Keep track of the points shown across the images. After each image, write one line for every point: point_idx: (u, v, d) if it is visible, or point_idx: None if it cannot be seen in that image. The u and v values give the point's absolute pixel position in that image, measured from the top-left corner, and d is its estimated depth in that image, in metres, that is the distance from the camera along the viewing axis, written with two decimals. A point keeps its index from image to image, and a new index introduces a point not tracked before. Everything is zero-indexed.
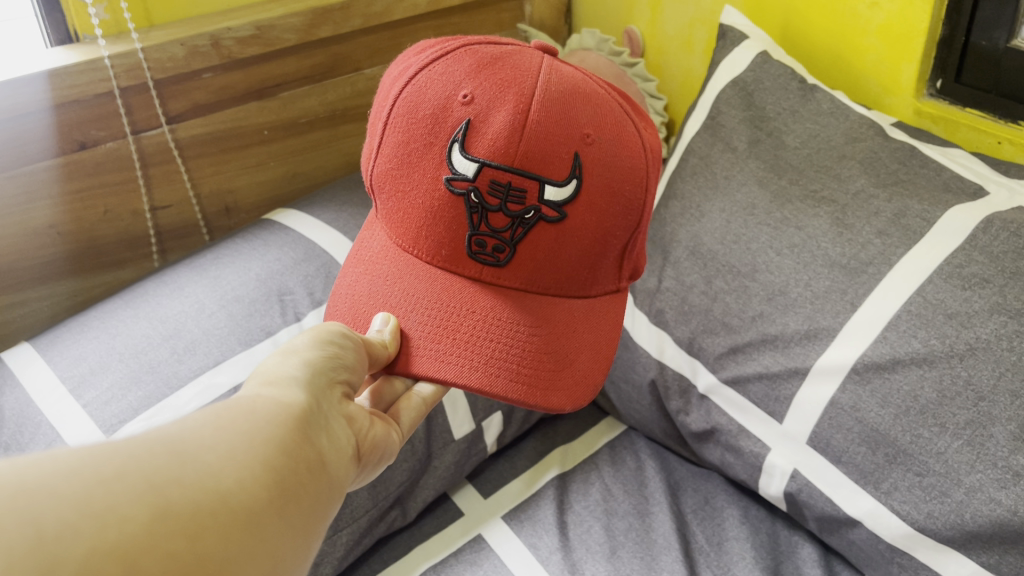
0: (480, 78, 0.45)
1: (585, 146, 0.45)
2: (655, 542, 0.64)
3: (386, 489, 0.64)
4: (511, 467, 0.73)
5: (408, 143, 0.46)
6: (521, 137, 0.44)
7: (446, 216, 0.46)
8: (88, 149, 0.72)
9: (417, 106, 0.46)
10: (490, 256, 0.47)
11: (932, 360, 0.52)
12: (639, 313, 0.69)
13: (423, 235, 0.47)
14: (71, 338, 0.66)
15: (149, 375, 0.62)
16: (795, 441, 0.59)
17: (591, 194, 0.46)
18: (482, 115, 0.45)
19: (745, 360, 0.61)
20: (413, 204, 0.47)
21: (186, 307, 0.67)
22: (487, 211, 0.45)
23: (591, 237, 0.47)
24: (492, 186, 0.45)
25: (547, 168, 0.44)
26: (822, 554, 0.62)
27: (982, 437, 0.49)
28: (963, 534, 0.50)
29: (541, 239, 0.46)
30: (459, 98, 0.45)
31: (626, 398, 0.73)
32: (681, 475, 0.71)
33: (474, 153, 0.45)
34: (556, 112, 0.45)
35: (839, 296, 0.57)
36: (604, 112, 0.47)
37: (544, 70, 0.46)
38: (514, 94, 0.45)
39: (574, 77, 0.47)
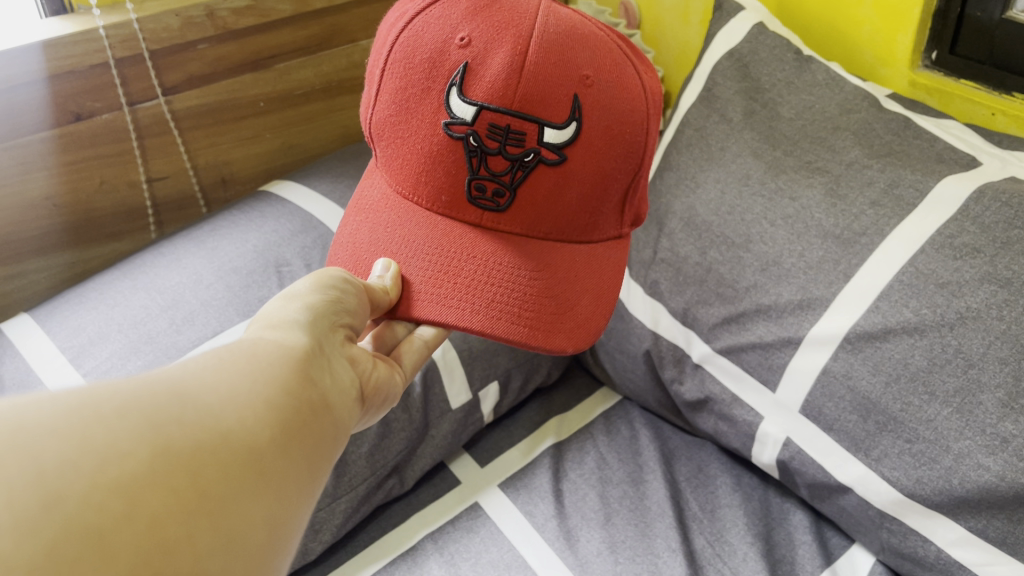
0: (477, 21, 0.46)
1: (584, 88, 0.45)
2: (649, 509, 0.65)
3: (385, 457, 0.65)
4: (507, 437, 0.74)
5: (407, 90, 0.47)
6: (518, 79, 0.44)
7: (446, 161, 0.46)
8: (83, 120, 0.72)
9: (415, 51, 0.46)
10: (490, 201, 0.47)
11: (922, 329, 0.52)
12: (637, 285, 0.70)
13: (424, 180, 0.48)
14: (70, 309, 0.66)
15: (149, 345, 0.62)
16: (789, 409, 0.60)
17: (590, 135, 0.46)
18: (478, 59, 0.45)
19: (739, 331, 0.62)
20: (413, 150, 0.47)
21: (184, 279, 0.67)
22: (487, 155, 0.46)
23: (590, 179, 0.47)
24: (491, 130, 0.45)
25: (545, 110, 0.45)
26: (814, 520, 0.64)
27: (971, 404, 0.50)
28: (951, 499, 0.52)
29: (541, 181, 0.46)
30: (456, 41, 0.45)
31: (620, 368, 0.74)
32: (675, 444, 0.72)
33: (473, 97, 0.45)
34: (552, 52, 0.45)
35: (832, 267, 0.57)
36: (602, 54, 0.47)
37: (542, 12, 0.46)
38: (511, 36, 0.45)
39: (572, 21, 0.47)
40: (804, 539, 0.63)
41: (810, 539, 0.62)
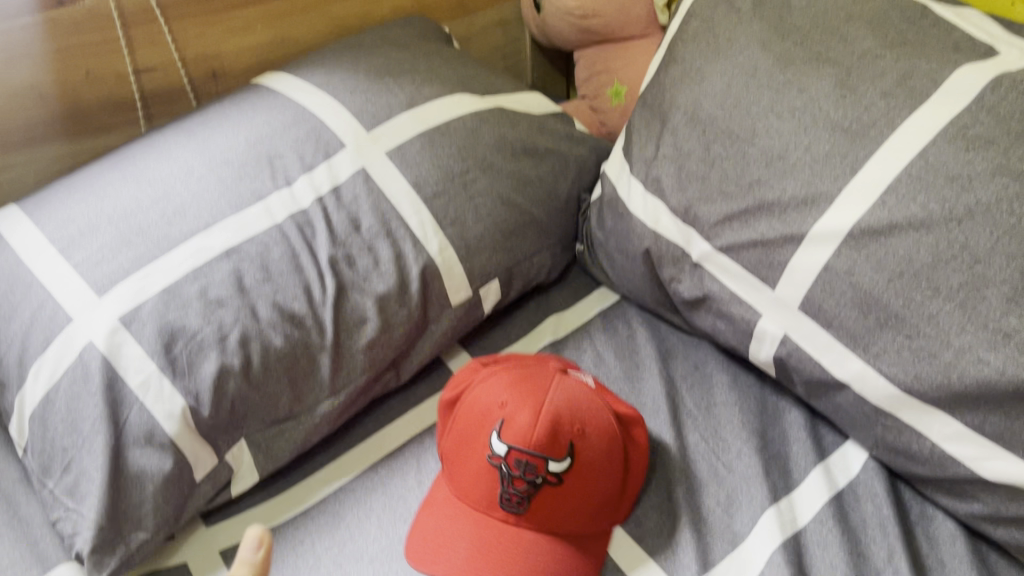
0: (511, 393, 0.57)
1: (578, 434, 0.55)
2: (645, 406, 0.66)
3: (382, 352, 0.65)
4: (504, 336, 0.74)
5: (457, 439, 0.58)
6: (535, 427, 0.54)
7: (485, 481, 0.56)
8: (66, 6, 0.69)
9: (466, 420, 0.58)
10: (515, 513, 0.55)
11: (930, 224, 0.51)
12: (636, 182, 0.69)
13: (470, 494, 0.57)
14: (58, 200, 0.64)
15: (139, 238, 0.61)
16: (789, 306, 0.59)
17: (586, 463, 0.55)
18: (509, 413, 0.55)
19: (741, 228, 0.61)
20: (463, 478, 0.57)
21: (175, 171, 0.66)
22: (513, 478, 0.55)
23: (590, 486, 0.55)
24: (517, 462, 0.54)
25: (553, 448, 0.54)
26: (809, 418, 0.64)
27: (975, 300, 0.50)
28: (948, 394, 0.51)
29: (552, 501, 0.55)
30: (497, 410, 0.56)
31: (619, 268, 0.73)
32: (672, 343, 0.72)
33: (503, 439, 0.55)
34: (561, 416, 0.55)
35: (839, 160, 0.56)
36: (594, 415, 0.56)
37: (553, 386, 0.57)
38: (533, 403, 0.55)
39: (576, 396, 0.57)
40: (798, 435, 0.63)
41: (805, 435, 0.63)
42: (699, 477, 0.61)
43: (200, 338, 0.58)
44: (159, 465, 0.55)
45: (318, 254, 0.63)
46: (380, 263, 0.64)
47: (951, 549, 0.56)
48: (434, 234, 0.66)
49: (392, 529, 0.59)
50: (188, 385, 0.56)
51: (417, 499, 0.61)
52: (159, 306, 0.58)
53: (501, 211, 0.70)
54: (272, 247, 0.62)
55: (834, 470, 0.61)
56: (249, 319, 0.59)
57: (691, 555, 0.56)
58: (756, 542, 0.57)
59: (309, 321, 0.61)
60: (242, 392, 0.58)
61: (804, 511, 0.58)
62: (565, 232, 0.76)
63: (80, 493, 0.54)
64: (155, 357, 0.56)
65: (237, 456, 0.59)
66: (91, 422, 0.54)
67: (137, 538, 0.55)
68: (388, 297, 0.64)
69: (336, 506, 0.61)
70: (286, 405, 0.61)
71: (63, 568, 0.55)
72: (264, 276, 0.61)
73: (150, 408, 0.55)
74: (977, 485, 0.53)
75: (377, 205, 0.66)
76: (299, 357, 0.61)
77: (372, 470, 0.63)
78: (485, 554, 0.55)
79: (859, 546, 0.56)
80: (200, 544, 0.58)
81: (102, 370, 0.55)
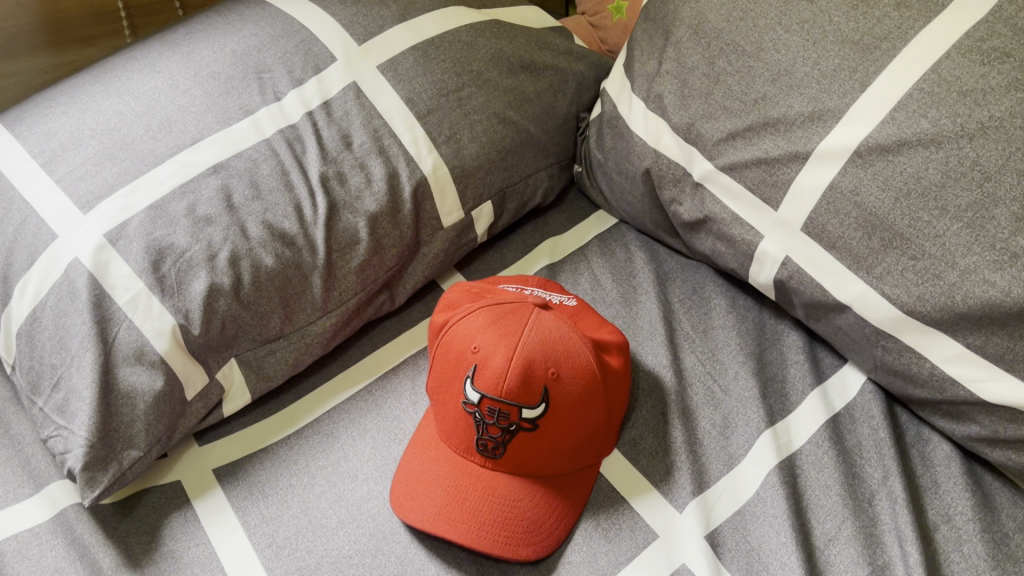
0: (487, 333, 0.55)
1: (553, 380, 0.54)
2: (642, 329, 0.65)
3: (375, 273, 0.63)
4: (499, 259, 0.73)
5: (437, 374, 0.57)
6: (508, 374, 0.53)
7: (463, 423, 0.55)
8: None
9: (444, 360, 0.56)
10: (494, 454, 0.55)
11: (940, 141, 0.50)
12: (637, 99, 0.66)
13: (449, 433, 0.57)
14: (39, 113, 0.63)
15: (124, 152, 0.59)
16: (790, 227, 0.58)
17: (562, 407, 0.54)
18: (484, 357, 0.54)
19: (744, 147, 0.59)
20: (443, 417, 0.57)
21: (159, 84, 0.63)
22: (488, 425, 0.54)
23: (569, 429, 0.54)
24: (491, 411, 0.54)
25: (526, 396, 0.53)
26: (807, 341, 0.63)
27: (984, 219, 0.49)
28: (951, 316, 0.51)
29: (528, 444, 0.54)
30: (471, 351, 0.55)
31: (618, 189, 0.71)
32: (671, 267, 0.70)
33: (477, 386, 0.54)
34: (535, 360, 0.54)
35: (848, 75, 0.54)
36: (573, 355, 0.54)
37: (531, 323, 0.55)
38: (507, 346, 0.54)
39: (557, 332, 0.55)
40: (796, 359, 0.62)
41: (803, 358, 0.62)
42: (694, 400, 0.61)
43: (189, 256, 0.56)
44: (150, 383, 0.54)
45: (308, 171, 0.61)
46: (372, 181, 0.62)
47: (946, 471, 0.56)
48: (428, 152, 0.64)
49: (387, 449, 0.59)
50: (178, 303, 0.55)
51: (412, 420, 0.61)
52: (146, 223, 0.56)
53: (498, 129, 0.68)
54: (261, 163, 0.60)
55: (831, 393, 0.60)
56: (238, 236, 0.58)
57: (686, 476, 0.56)
58: (751, 465, 0.56)
59: (301, 241, 0.59)
60: (233, 312, 0.57)
61: (800, 434, 0.58)
62: (563, 152, 0.74)
63: (70, 412, 0.53)
64: (143, 275, 0.55)
65: (228, 375, 0.59)
66: (79, 340, 0.53)
67: (129, 457, 0.54)
68: (381, 216, 0.62)
69: (330, 426, 0.60)
70: (278, 325, 0.60)
71: (56, 488, 0.55)
72: (254, 193, 0.59)
73: (139, 326, 0.54)
74: (976, 408, 0.52)
75: (369, 122, 0.64)
76: (290, 277, 0.59)
77: (365, 391, 0.63)
78: (463, 496, 0.55)
79: (853, 468, 0.56)
80: (193, 463, 0.58)
81: (89, 287, 0.54)
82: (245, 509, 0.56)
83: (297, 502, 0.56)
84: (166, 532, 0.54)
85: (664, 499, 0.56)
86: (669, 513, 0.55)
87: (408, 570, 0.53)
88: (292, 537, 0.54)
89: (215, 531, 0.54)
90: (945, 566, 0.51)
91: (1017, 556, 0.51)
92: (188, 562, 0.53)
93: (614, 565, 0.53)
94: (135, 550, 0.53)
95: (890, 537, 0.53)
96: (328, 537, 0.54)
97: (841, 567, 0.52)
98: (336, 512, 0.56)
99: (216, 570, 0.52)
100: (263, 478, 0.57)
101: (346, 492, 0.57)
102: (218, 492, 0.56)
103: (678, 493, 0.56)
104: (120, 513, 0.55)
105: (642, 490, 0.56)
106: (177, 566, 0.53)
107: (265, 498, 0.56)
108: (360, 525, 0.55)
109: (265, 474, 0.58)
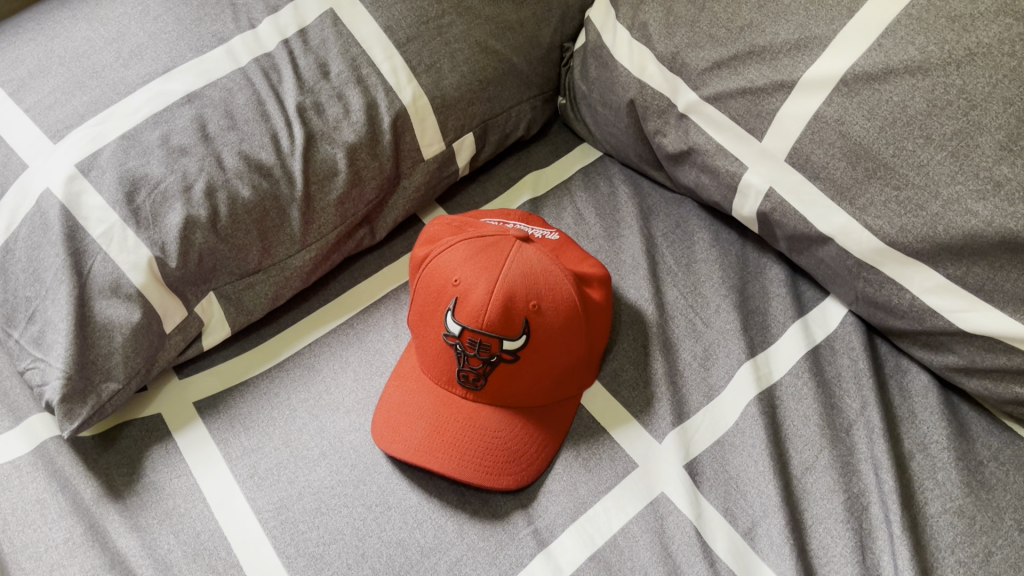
0: (468, 265, 0.54)
1: (534, 313, 0.53)
2: (625, 263, 0.65)
3: (355, 206, 0.63)
4: (482, 193, 0.72)
5: (418, 307, 0.57)
6: (489, 306, 0.53)
7: (443, 356, 0.55)
8: None
9: (426, 293, 0.56)
10: (475, 386, 0.55)
11: (926, 69, 0.49)
12: (622, 28, 0.64)
13: (430, 365, 0.56)
14: (7, 41, 0.62)
15: (94, 81, 0.58)
16: (775, 158, 0.57)
17: (543, 339, 0.54)
18: (465, 290, 0.54)
19: (730, 76, 0.58)
20: (423, 349, 0.56)
21: (130, 11, 0.62)
22: (470, 357, 0.54)
23: (550, 360, 0.54)
24: (472, 343, 0.53)
25: (507, 327, 0.53)
26: (790, 275, 0.63)
27: (967, 148, 0.48)
28: (933, 247, 0.50)
29: (510, 376, 0.54)
30: (452, 284, 0.54)
31: (602, 122, 0.70)
32: (654, 201, 0.70)
33: (458, 318, 0.54)
34: (516, 292, 0.53)
35: (836, 2, 0.52)
36: (554, 288, 0.54)
37: (512, 256, 0.54)
38: (488, 278, 0.53)
39: (538, 265, 0.54)
40: (778, 292, 0.62)
41: (785, 291, 0.62)
42: (676, 333, 0.61)
43: (164, 187, 0.55)
44: (127, 316, 0.54)
45: (284, 100, 0.60)
46: (351, 111, 0.61)
47: (923, 401, 0.56)
48: (408, 81, 0.63)
49: (369, 382, 0.59)
50: (153, 235, 0.54)
51: (393, 354, 0.61)
52: (119, 153, 0.55)
53: (480, 58, 0.66)
54: (236, 92, 0.59)
55: (812, 326, 0.60)
56: (214, 167, 0.56)
57: (666, 407, 0.56)
58: (731, 396, 0.57)
59: (278, 172, 0.58)
60: (210, 244, 0.56)
61: (780, 365, 0.58)
62: (548, 83, 0.73)
63: (46, 344, 0.53)
64: (117, 206, 0.54)
65: (207, 309, 0.58)
66: (53, 272, 0.53)
67: (108, 389, 0.54)
68: (360, 147, 0.61)
69: (311, 359, 0.60)
70: (257, 259, 0.59)
71: (35, 420, 0.55)
72: (229, 123, 0.58)
73: (114, 259, 0.53)
74: (954, 338, 0.53)
75: (347, 50, 0.62)
76: (268, 210, 0.58)
77: (346, 325, 0.62)
78: (444, 427, 0.55)
79: (833, 399, 0.56)
80: (172, 396, 0.58)
81: (62, 219, 0.53)
82: (226, 441, 0.56)
83: (278, 435, 0.56)
84: (148, 464, 0.54)
85: (644, 430, 0.56)
86: (648, 443, 0.55)
87: (389, 500, 0.53)
88: (274, 468, 0.54)
89: (196, 462, 0.54)
90: (919, 493, 0.52)
91: (990, 484, 0.52)
92: (170, 493, 0.53)
93: (594, 494, 0.53)
94: (117, 481, 0.53)
95: (866, 465, 0.53)
96: (309, 468, 0.54)
97: (817, 495, 0.53)
98: (317, 444, 0.56)
99: (198, 501, 0.53)
100: (244, 411, 0.57)
101: (328, 425, 0.57)
102: (199, 424, 0.56)
103: (658, 424, 0.56)
104: (100, 446, 0.55)
105: (622, 421, 0.57)
106: (160, 497, 0.53)
107: (246, 430, 0.56)
108: (342, 456, 0.55)
109: (245, 407, 0.57)
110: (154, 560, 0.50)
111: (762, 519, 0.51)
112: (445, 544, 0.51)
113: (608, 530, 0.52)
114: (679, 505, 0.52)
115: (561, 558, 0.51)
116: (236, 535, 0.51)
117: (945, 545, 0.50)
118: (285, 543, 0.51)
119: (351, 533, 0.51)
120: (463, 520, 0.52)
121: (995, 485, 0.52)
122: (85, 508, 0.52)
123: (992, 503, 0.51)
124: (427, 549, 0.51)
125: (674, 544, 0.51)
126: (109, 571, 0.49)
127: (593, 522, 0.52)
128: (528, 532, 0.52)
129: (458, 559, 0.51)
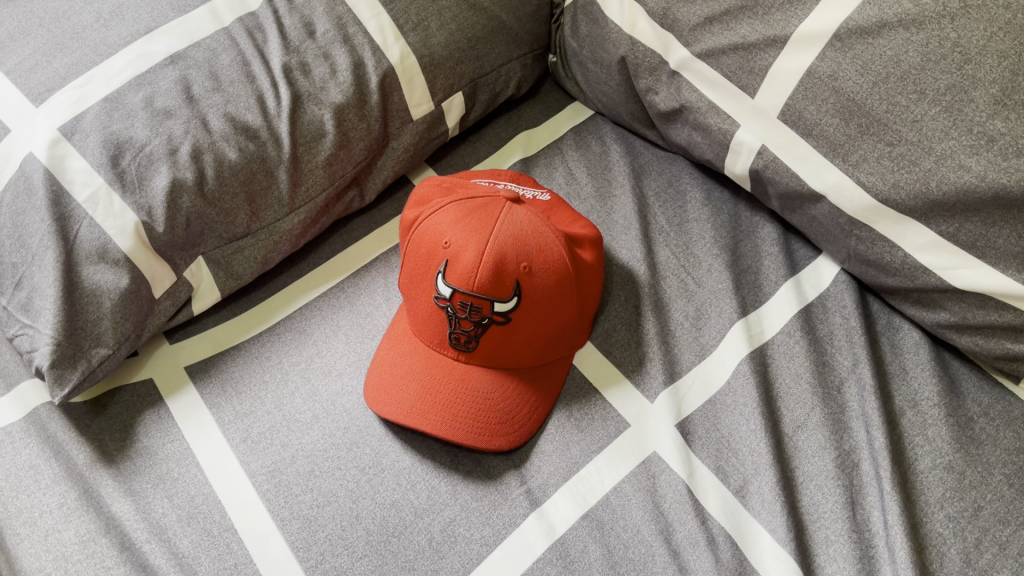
0: (459, 227, 0.54)
1: (525, 275, 0.53)
2: (616, 223, 0.64)
3: (343, 167, 0.62)
4: (472, 153, 0.71)
5: (409, 270, 0.56)
6: (480, 268, 0.52)
7: (435, 319, 0.55)
8: None
9: (416, 256, 0.55)
10: (466, 348, 0.55)
11: (921, 22, 0.48)
12: None
13: (422, 327, 0.56)
14: None
15: (75, 42, 0.58)
16: (767, 115, 0.56)
17: (534, 302, 0.54)
18: (455, 253, 0.53)
19: (722, 32, 0.56)
20: (415, 312, 0.56)
21: None
22: (460, 319, 0.54)
23: (540, 322, 0.54)
24: (463, 305, 0.53)
25: (498, 289, 0.53)
26: (782, 234, 0.63)
27: (961, 102, 0.48)
28: (926, 204, 0.50)
29: (500, 338, 0.54)
30: (443, 246, 0.54)
31: (593, 79, 0.69)
32: (646, 160, 0.69)
33: (449, 281, 0.53)
34: (507, 254, 0.53)
35: None
36: (545, 249, 0.54)
37: (503, 218, 0.54)
38: (478, 240, 0.53)
39: (529, 226, 0.54)
40: (770, 251, 0.62)
41: (777, 250, 0.62)
42: (668, 294, 0.61)
43: (149, 150, 0.54)
44: (115, 281, 0.53)
45: (269, 61, 0.59)
46: (337, 71, 0.60)
47: (914, 358, 0.56)
48: (395, 40, 0.61)
49: (360, 345, 0.59)
50: (139, 200, 0.54)
51: (385, 317, 0.61)
52: (102, 115, 0.54)
53: (468, 16, 0.65)
54: (220, 53, 0.58)
55: (804, 284, 0.60)
56: (200, 129, 0.55)
57: (658, 367, 0.56)
58: (722, 355, 0.57)
59: (264, 134, 0.57)
60: (197, 208, 0.56)
61: (772, 323, 0.58)
62: (538, 41, 0.71)
63: (34, 310, 0.52)
64: (102, 170, 0.53)
65: (196, 273, 0.58)
66: (39, 238, 0.52)
67: (98, 355, 0.53)
68: (347, 108, 0.60)
69: (301, 323, 0.60)
70: (245, 222, 0.59)
71: (26, 387, 0.55)
72: (214, 85, 0.57)
73: (101, 224, 0.53)
74: (945, 295, 0.53)
75: (332, 9, 0.61)
76: (255, 172, 0.57)
77: (337, 288, 0.62)
78: (435, 390, 0.55)
79: (824, 357, 0.57)
80: (163, 362, 0.58)
81: (46, 184, 0.52)
82: (217, 405, 0.55)
83: (270, 399, 0.56)
84: (140, 429, 0.54)
85: (636, 390, 0.56)
86: (640, 403, 0.55)
87: (382, 462, 0.53)
88: (267, 432, 0.54)
89: (189, 427, 0.54)
90: (909, 450, 0.52)
91: (980, 439, 0.52)
92: (164, 457, 0.53)
93: (586, 454, 0.53)
94: (109, 447, 0.53)
95: (857, 423, 0.54)
96: (302, 432, 0.54)
97: (809, 452, 0.53)
98: (310, 407, 0.56)
99: (192, 465, 0.53)
100: (235, 375, 0.57)
101: (320, 388, 0.57)
102: (191, 389, 0.56)
103: (650, 384, 0.56)
104: (92, 412, 0.55)
105: (614, 381, 0.57)
106: (153, 461, 0.53)
107: (238, 394, 0.56)
108: (335, 419, 0.55)
109: (237, 371, 0.57)
110: (149, 524, 0.50)
111: (754, 477, 0.52)
112: (439, 505, 0.51)
113: (601, 489, 0.52)
114: (671, 464, 0.52)
115: (554, 517, 0.51)
116: (229, 498, 0.51)
117: (935, 500, 0.50)
118: (279, 506, 0.51)
119: (344, 495, 0.52)
120: (456, 481, 0.52)
121: (985, 441, 0.52)
122: (79, 474, 0.52)
123: (981, 459, 0.51)
124: (421, 510, 0.51)
125: (666, 502, 0.51)
126: (104, 535, 0.49)
127: (585, 482, 0.52)
128: (521, 492, 0.52)
129: (452, 520, 0.51)
